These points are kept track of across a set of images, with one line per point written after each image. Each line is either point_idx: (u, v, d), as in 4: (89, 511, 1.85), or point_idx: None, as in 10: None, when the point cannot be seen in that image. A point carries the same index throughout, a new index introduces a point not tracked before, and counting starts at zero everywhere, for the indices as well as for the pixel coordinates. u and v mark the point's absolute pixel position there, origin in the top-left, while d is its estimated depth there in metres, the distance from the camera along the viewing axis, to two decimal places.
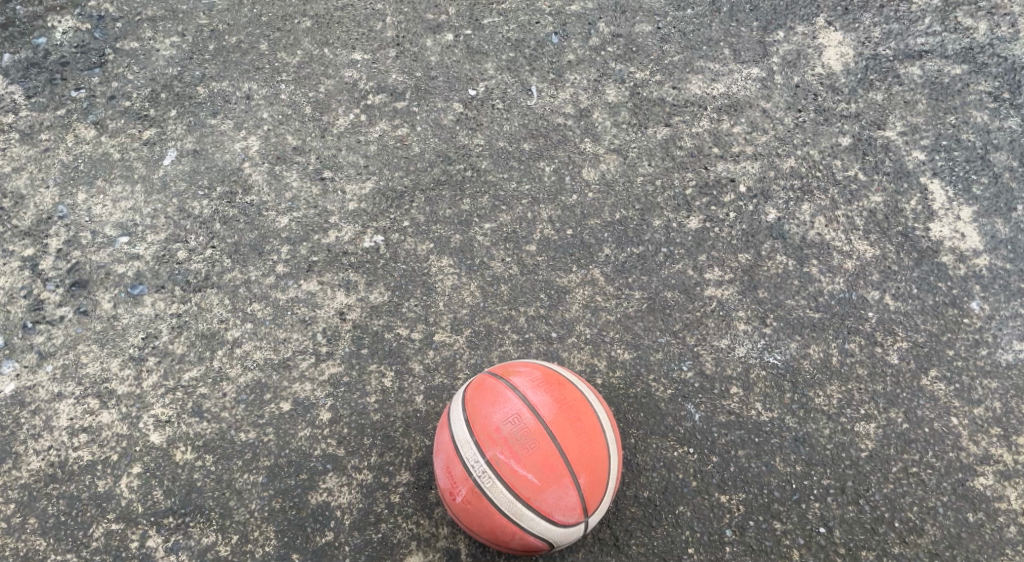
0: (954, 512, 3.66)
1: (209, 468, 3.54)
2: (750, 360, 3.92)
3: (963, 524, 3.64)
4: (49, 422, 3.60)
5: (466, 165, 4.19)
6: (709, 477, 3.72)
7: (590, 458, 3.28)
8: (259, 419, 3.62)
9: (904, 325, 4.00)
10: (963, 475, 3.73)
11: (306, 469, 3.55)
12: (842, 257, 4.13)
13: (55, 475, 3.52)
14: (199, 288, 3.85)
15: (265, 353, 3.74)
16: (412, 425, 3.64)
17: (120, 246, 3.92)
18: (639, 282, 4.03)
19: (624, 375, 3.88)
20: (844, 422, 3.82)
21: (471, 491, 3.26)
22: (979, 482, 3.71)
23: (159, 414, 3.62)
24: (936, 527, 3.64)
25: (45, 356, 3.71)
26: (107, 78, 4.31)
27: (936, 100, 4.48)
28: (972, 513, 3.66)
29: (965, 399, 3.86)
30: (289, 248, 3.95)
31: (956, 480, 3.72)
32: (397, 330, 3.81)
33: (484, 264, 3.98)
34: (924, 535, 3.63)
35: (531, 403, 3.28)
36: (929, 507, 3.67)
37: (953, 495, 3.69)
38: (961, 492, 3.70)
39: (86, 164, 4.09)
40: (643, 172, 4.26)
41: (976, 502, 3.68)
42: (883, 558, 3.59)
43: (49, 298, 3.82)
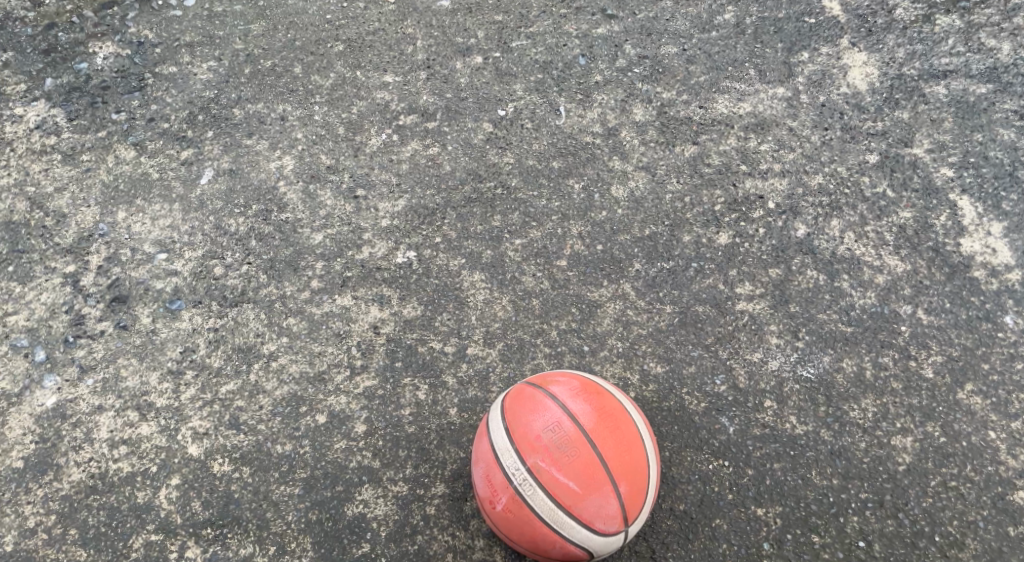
0: (996, 526, 3.67)
1: (246, 480, 3.57)
2: (784, 374, 3.95)
3: (1004, 538, 3.65)
4: (90, 434, 3.64)
5: (496, 183, 4.24)
6: (745, 490, 3.74)
7: (630, 467, 3.28)
8: (295, 431, 3.66)
9: (938, 339, 4.02)
10: (1003, 488, 3.74)
11: (342, 481, 3.58)
12: (873, 271, 4.16)
13: (95, 486, 3.56)
14: (235, 303, 3.90)
15: (301, 367, 3.78)
16: (446, 437, 3.66)
17: (160, 263, 3.99)
18: (671, 296, 4.06)
19: (657, 388, 3.90)
20: (880, 435, 3.84)
21: (512, 499, 3.26)
22: (1020, 496, 3.72)
23: (198, 426, 3.66)
24: (977, 541, 3.65)
25: (85, 370, 3.76)
26: (146, 102, 4.41)
27: (962, 118, 4.50)
28: (1014, 526, 3.67)
29: (1002, 413, 3.87)
30: (323, 264, 4.00)
31: (996, 493, 3.73)
32: (430, 343, 3.84)
33: (516, 279, 4.02)
34: (965, 549, 3.63)
35: (571, 411, 3.30)
36: (970, 521, 3.68)
37: (993, 509, 3.70)
38: (1001, 506, 3.71)
39: (125, 183, 4.18)
40: (672, 189, 4.29)
41: (1017, 516, 3.69)
42: None
43: (90, 313, 3.88)
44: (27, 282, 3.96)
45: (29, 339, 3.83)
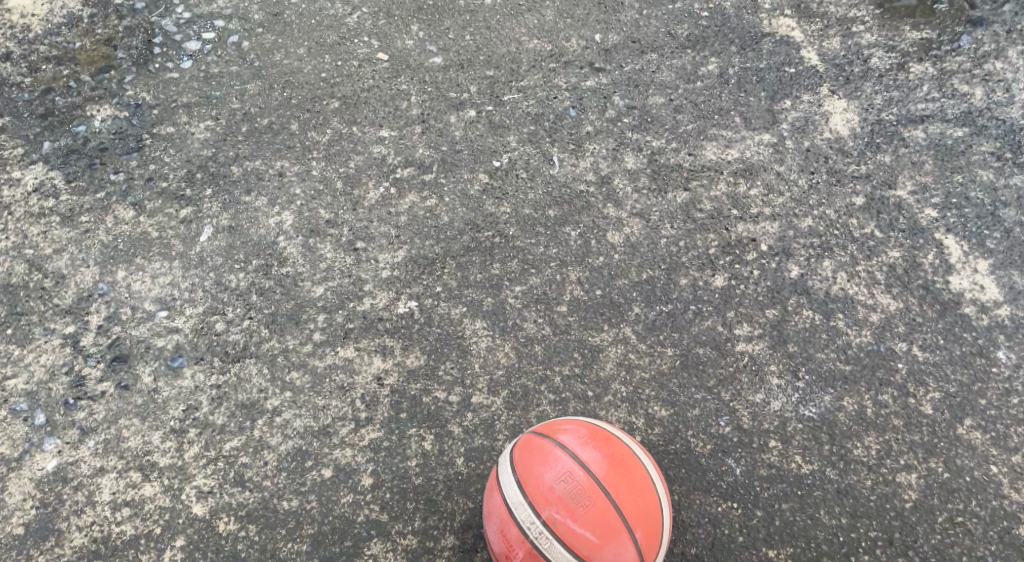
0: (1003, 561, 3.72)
1: (253, 538, 3.62)
2: (787, 414, 3.98)
3: None
4: (92, 497, 3.68)
5: (494, 233, 4.28)
6: (756, 532, 3.76)
7: (642, 512, 3.44)
8: (301, 486, 3.70)
9: (934, 375, 4.07)
10: (1010, 522, 3.79)
11: (351, 536, 3.62)
12: (867, 309, 4.21)
13: (98, 550, 3.60)
14: (237, 358, 3.94)
15: (305, 421, 3.81)
16: (453, 487, 3.71)
17: (160, 320, 4.02)
18: (671, 339, 4.09)
19: (662, 431, 3.92)
20: (885, 472, 3.87)
21: (529, 552, 3.40)
22: None
23: (202, 485, 3.70)
24: None
25: (87, 432, 3.80)
26: (144, 161, 4.43)
27: (942, 160, 4.59)
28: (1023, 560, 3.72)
29: (1002, 447, 3.93)
30: (325, 316, 4.03)
31: (1002, 527, 3.78)
32: (435, 393, 3.88)
33: (517, 326, 4.05)
34: None
35: (582, 460, 3.44)
36: (978, 556, 3.73)
37: (1000, 544, 3.75)
38: (1008, 540, 3.76)
39: (124, 243, 4.21)
40: (666, 234, 4.35)
41: None
42: None
43: (91, 373, 3.91)
44: (27, 344, 3.98)
45: (30, 403, 3.85)
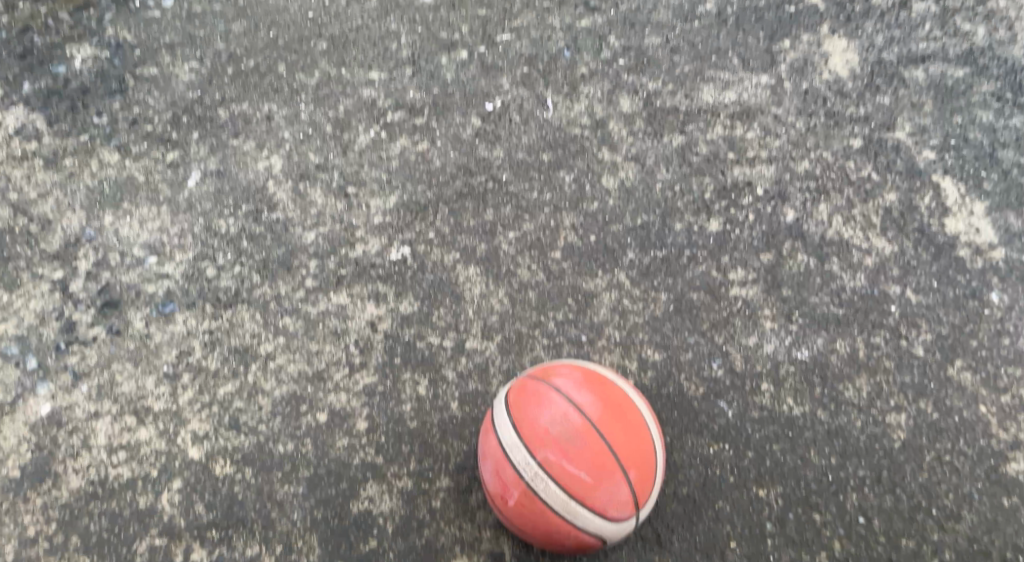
0: (989, 498, 3.80)
1: (249, 480, 3.70)
2: (779, 357, 4.02)
3: (998, 509, 3.79)
4: (87, 441, 3.76)
5: (487, 177, 4.27)
6: (746, 472, 3.83)
7: (636, 453, 3.54)
8: (296, 430, 3.77)
9: (927, 317, 4.11)
10: (995, 461, 3.86)
11: (346, 478, 3.71)
12: (862, 253, 4.23)
13: (95, 492, 3.69)
14: (229, 304, 3.97)
15: (299, 366, 3.86)
16: (448, 431, 3.78)
17: (150, 266, 4.06)
18: (665, 284, 4.11)
19: (656, 375, 3.96)
20: (875, 414, 3.93)
21: (525, 493, 3.50)
22: (1011, 467, 3.85)
23: (197, 429, 3.77)
24: (973, 512, 3.78)
25: (80, 377, 3.86)
26: (128, 104, 4.42)
27: (941, 101, 4.56)
28: (1007, 497, 3.80)
29: (991, 388, 3.98)
30: (317, 263, 4.05)
31: (988, 465, 3.86)
32: (428, 338, 3.91)
33: (510, 272, 4.05)
34: (962, 521, 3.77)
35: (577, 403, 3.53)
36: (965, 493, 3.81)
37: (987, 481, 3.83)
38: (994, 478, 3.83)
39: (110, 187, 4.22)
40: (662, 178, 4.33)
41: (1010, 487, 3.82)
42: (923, 545, 3.73)
43: (81, 319, 3.96)
44: (15, 290, 4.02)
45: (20, 347, 3.91)
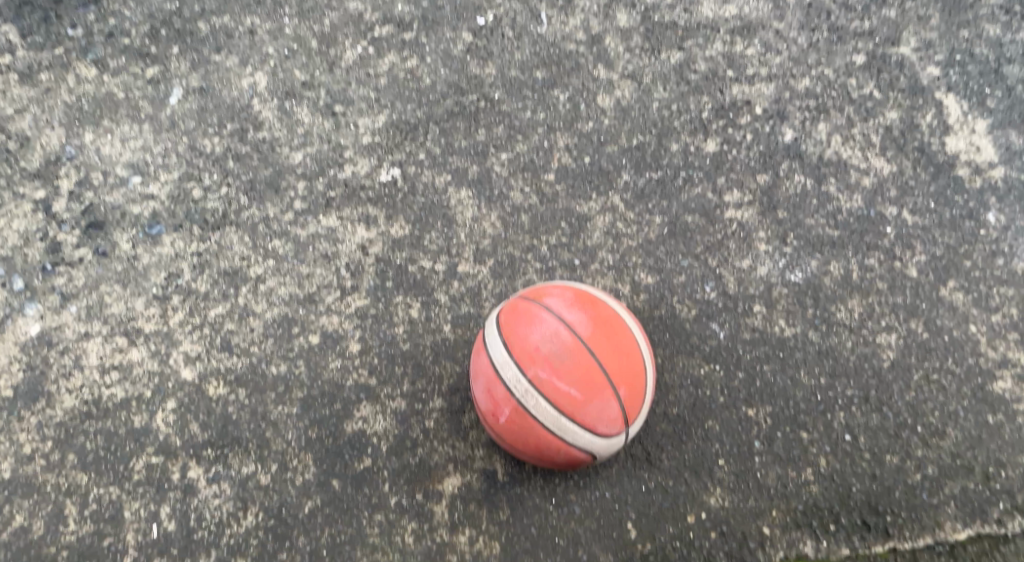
0: (975, 415, 3.86)
1: (243, 401, 3.80)
2: (773, 279, 4.04)
3: (983, 425, 3.85)
4: (79, 361, 3.87)
5: (479, 96, 4.25)
6: (736, 393, 3.89)
7: (626, 370, 3.59)
8: (289, 352, 3.85)
9: (923, 238, 4.11)
10: (983, 379, 3.91)
11: (340, 399, 3.80)
12: (859, 174, 4.21)
13: (90, 412, 3.81)
14: (218, 226, 4.02)
15: (290, 289, 3.92)
16: (441, 353, 3.85)
17: (134, 186, 4.11)
18: (660, 207, 4.11)
19: (649, 298, 3.99)
20: (866, 334, 3.97)
21: (515, 409, 3.57)
22: (998, 385, 3.90)
23: (189, 351, 3.86)
24: (957, 429, 3.85)
25: (67, 298, 3.94)
26: (104, 15, 4.42)
27: (949, 15, 4.51)
28: (993, 414, 3.86)
29: (983, 307, 4.01)
30: (305, 184, 4.08)
31: (975, 384, 3.91)
32: (420, 262, 3.95)
33: (503, 195, 4.06)
34: (946, 438, 3.84)
35: (567, 321, 3.58)
36: (951, 411, 3.87)
37: (973, 399, 3.89)
38: (981, 395, 3.89)
39: (89, 104, 4.25)
40: (659, 97, 4.29)
41: (995, 404, 3.88)
42: (907, 461, 3.81)
43: (67, 240, 4.02)
44: None
45: (6, 269, 3.98)
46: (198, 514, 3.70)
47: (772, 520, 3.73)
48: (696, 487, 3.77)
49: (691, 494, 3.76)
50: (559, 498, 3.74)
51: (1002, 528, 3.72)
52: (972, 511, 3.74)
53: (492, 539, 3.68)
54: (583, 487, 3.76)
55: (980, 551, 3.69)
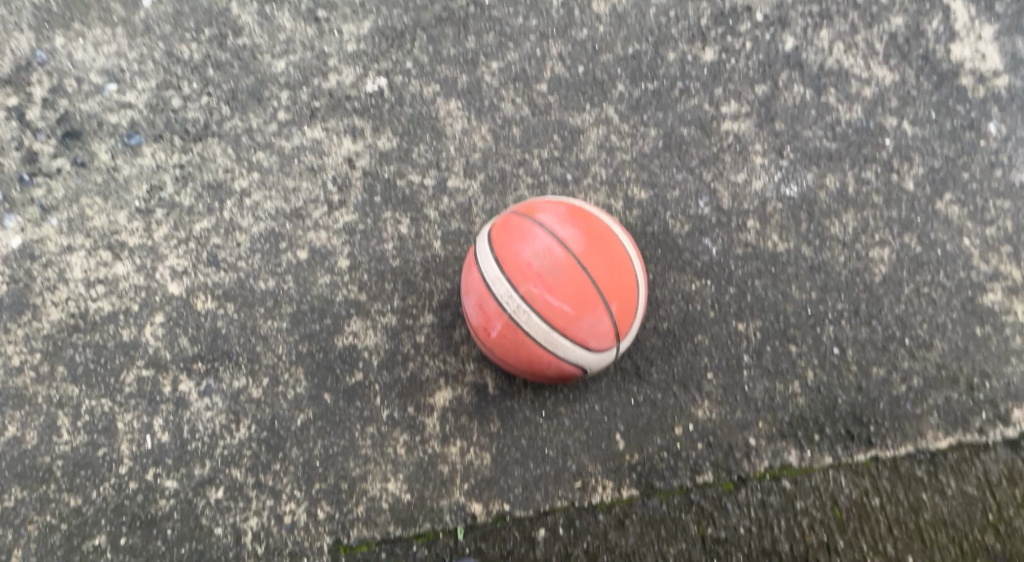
0: (963, 327, 3.85)
1: (232, 316, 3.84)
2: (767, 193, 3.98)
3: (970, 337, 3.84)
4: (63, 274, 3.88)
5: (468, 2, 4.18)
6: (727, 308, 3.87)
7: (620, 286, 3.45)
8: (277, 267, 3.88)
9: (921, 151, 4.04)
10: (974, 292, 3.89)
11: (330, 314, 3.83)
12: (861, 83, 4.12)
13: (77, 325, 3.84)
14: (199, 138, 4.02)
15: (276, 203, 3.94)
16: (432, 270, 3.87)
17: (110, 94, 4.08)
18: (655, 119, 4.04)
19: (641, 214, 3.95)
20: (858, 249, 3.93)
21: (506, 325, 3.44)
22: (988, 298, 3.88)
23: (175, 265, 3.89)
24: (945, 341, 3.84)
25: (47, 210, 3.95)
26: None
27: None
28: (981, 327, 3.86)
29: (977, 220, 3.96)
30: (289, 94, 4.06)
31: (966, 297, 3.88)
32: (409, 177, 3.96)
33: (494, 107, 4.04)
34: (933, 350, 3.83)
35: (560, 236, 3.41)
36: (939, 323, 3.86)
37: (962, 311, 3.87)
38: (970, 308, 3.87)
39: (59, 7, 4.19)
40: (656, 2, 4.19)
41: (984, 317, 3.86)
42: (894, 372, 3.81)
43: (43, 150, 4.02)
44: None
45: None
46: (191, 425, 3.76)
47: (758, 431, 3.76)
48: (684, 400, 3.78)
49: (679, 406, 3.77)
50: (549, 411, 3.76)
51: (983, 437, 3.75)
52: (954, 420, 3.77)
53: (482, 451, 3.73)
54: (573, 400, 3.78)
55: (961, 458, 3.73)
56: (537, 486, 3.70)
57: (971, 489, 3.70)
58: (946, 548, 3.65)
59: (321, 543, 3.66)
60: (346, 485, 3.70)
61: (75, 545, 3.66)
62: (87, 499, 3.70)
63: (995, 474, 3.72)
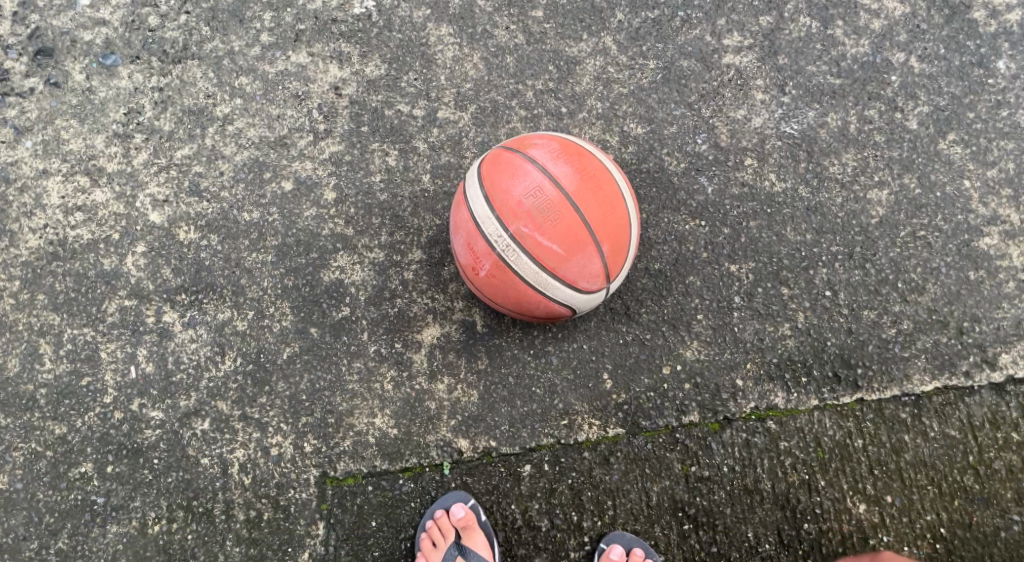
0: (957, 271, 3.76)
1: (216, 247, 3.74)
2: (767, 131, 3.86)
3: (963, 282, 3.76)
4: (40, 200, 3.77)
5: None
6: (720, 249, 3.78)
7: (612, 227, 3.32)
8: (261, 198, 3.76)
9: (927, 88, 3.89)
10: (970, 236, 3.79)
11: (316, 248, 3.74)
12: (869, 16, 3.95)
13: (56, 253, 3.74)
14: (178, 59, 3.85)
15: (260, 131, 3.81)
16: (421, 205, 3.77)
17: (83, 10, 3.89)
18: (654, 51, 3.89)
19: (637, 150, 3.83)
20: (857, 190, 3.82)
21: (495, 265, 3.33)
22: (984, 242, 3.78)
23: (156, 193, 3.77)
24: (937, 285, 3.76)
25: (22, 131, 3.81)
26: None
27: None
28: (975, 271, 3.77)
29: (979, 162, 3.84)
30: (272, 15, 3.89)
31: (962, 241, 3.79)
32: (398, 107, 3.83)
33: (487, 34, 3.88)
34: (925, 293, 3.75)
35: (552, 174, 3.27)
36: (933, 267, 3.77)
37: (957, 256, 3.78)
38: (965, 252, 3.78)
39: None
40: None
41: (978, 261, 3.77)
42: (884, 316, 3.74)
43: (15, 68, 3.85)
44: None
45: None
46: (176, 356, 3.69)
47: (745, 373, 3.70)
48: (673, 341, 3.71)
49: (667, 347, 3.71)
50: (537, 350, 3.70)
51: (969, 381, 3.69)
52: (941, 363, 3.71)
53: (469, 388, 3.67)
54: (562, 339, 3.71)
55: (945, 401, 3.68)
56: (523, 424, 3.66)
57: (953, 432, 3.67)
58: (924, 488, 3.64)
59: (308, 476, 3.62)
60: (332, 419, 3.65)
61: (61, 472, 3.63)
62: (72, 427, 3.65)
63: (978, 418, 3.67)
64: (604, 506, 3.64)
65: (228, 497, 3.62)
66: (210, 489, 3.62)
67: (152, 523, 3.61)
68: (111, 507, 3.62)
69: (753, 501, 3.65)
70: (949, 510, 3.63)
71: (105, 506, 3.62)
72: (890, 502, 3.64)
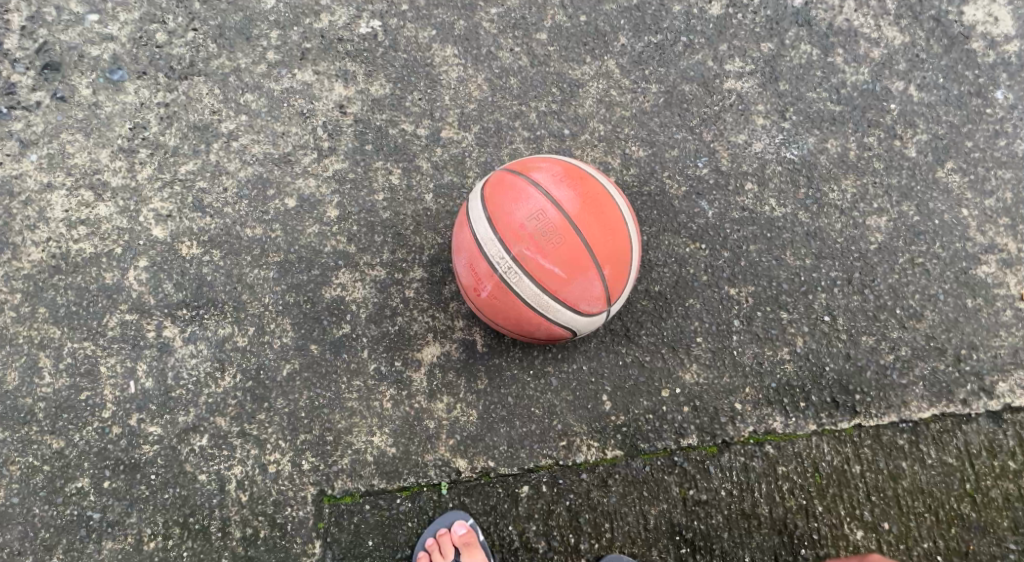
0: (954, 299, 3.79)
1: (218, 263, 3.76)
2: (767, 156, 3.89)
3: (961, 309, 3.78)
4: (44, 214, 3.79)
5: None
6: (720, 272, 3.80)
7: (613, 250, 3.34)
8: (264, 215, 3.79)
9: (926, 116, 3.93)
10: (967, 264, 3.81)
11: (318, 265, 3.76)
12: (869, 44, 3.99)
13: (58, 267, 3.76)
14: (184, 76, 3.89)
15: (264, 148, 3.84)
16: (423, 224, 3.79)
17: (91, 25, 3.93)
18: (656, 75, 3.93)
19: (638, 173, 3.86)
20: (855, 216, 3.85)
21: (497, 287, 3.35)
22: (982, 270, 3.81)
23: (159, 208, 3.80)
24: (935, 312, 3.78)
25: (27, 145, 3.83)
26: None
27: None
28: (972, 299, 3.79)
29: (977, 191, 3.87)
30: (279, 33, 3.93)
31: (959, 268, 3.81)
32: (402, 126, 3.86)
33: (491, 55, 3.92)
34: (923, 320, 3.77)
35: (555, 198, 3.29)
36: (931, 294, 3.79)
37: (955, 283, 3.80)
38: (963, 280, 3.80)
39: None
40: None
41: (977, 290, 3.79)
42: (882, 342, 3.76)
43: (22, 82, 3.88)
44: None
45: None
46: (176, 371, 3.70)
47: (744, 397, 3.71)
48: (672, 364, 3.73)
49: (666, 370, 3.72)
50: (536, 370, 3.71)
51: (966, 409, 3.71)
52: (938, 391, 3.72)
53: (469, 407, 3.68)
54: (561, 360, 3.72)
55: (943, 429, 3.69)
56: (522, 444, 3.66)
57: (950, 459, 3.67)
58: (921, 515, 3.64)
59: (306, 493, 3.63)
60: (331, 437, 3.65)
61: (58, 487, 3.63)
62: (70, 442, 3.65)
63: (975, 445, 3.68)
64: (601, 529, 3.64)
65: (226, 514, 3.62)
66: (208, 506, 3.62)
67: (148, 539, 3.61)
68: (107, 522, 3.62)
69: (750, 525, 3.65)
70: (946, 538, 3.63)
71: (101, 521, 3.62)
72: (887, 528, 3.63)
